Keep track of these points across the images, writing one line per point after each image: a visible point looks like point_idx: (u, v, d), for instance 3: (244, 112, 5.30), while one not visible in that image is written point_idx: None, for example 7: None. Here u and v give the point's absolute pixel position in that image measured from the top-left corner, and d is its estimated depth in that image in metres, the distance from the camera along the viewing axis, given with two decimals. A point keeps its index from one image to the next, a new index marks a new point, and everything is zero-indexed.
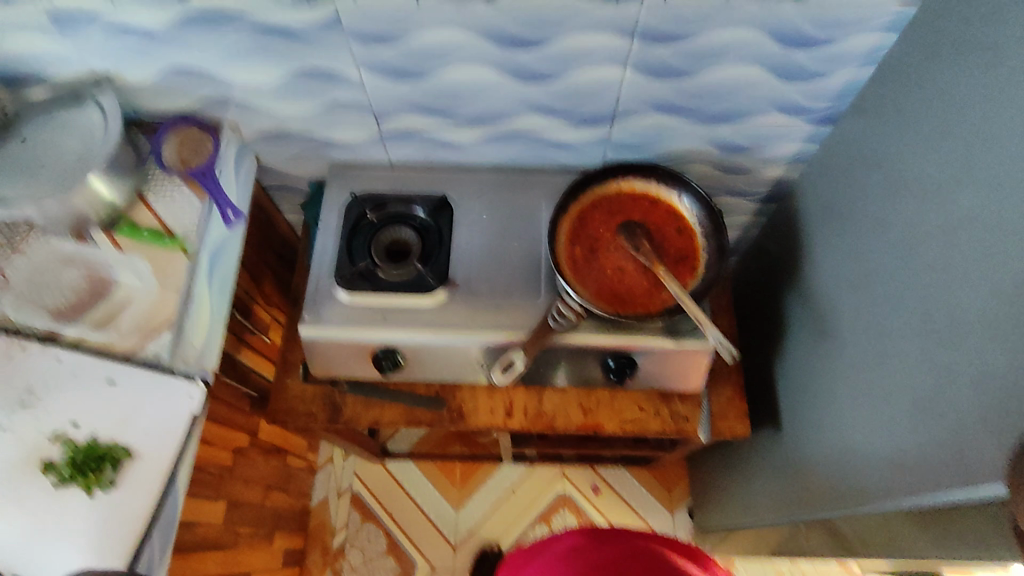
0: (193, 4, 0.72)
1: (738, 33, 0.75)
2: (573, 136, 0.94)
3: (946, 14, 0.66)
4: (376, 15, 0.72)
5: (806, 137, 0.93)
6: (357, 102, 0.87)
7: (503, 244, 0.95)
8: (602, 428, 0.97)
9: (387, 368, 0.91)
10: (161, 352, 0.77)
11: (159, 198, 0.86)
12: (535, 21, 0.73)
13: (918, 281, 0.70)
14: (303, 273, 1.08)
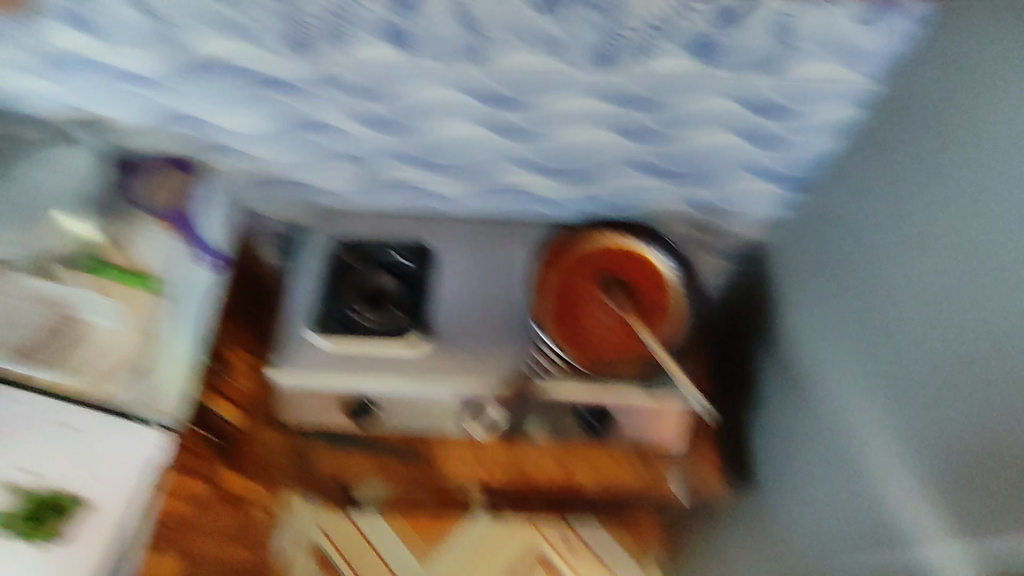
0: (187, 51, 0.73)
1: (714, 104, 0.79)
2: (555, 192, 0.97)
3: (907, 97, 0.71)
4: (369, 70, 0.74)
5: (778, 202, 0.97)
6: (345, 150, 0.88)
7: (485, 295, 0.96)
8: (580, 483, 0.96)
9: (363, 418, 0.92)
10: (132, 400, 0.79)
11: (135, 237, 0.85)
12: (522, 83, 0.76)
13: (887, 346, 0.72)
14: (279, 316, 1.06)
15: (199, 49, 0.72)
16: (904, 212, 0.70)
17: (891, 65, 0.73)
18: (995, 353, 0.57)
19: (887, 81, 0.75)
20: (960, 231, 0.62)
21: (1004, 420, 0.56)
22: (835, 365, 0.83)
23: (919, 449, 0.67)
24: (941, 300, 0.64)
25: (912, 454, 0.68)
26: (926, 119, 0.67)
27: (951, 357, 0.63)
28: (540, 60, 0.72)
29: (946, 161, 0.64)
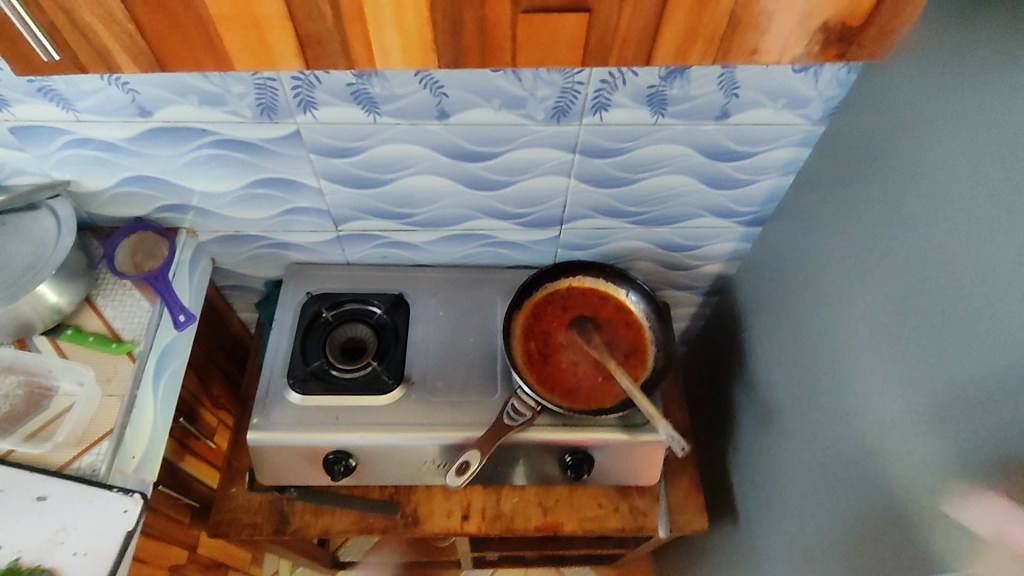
0: (157, 119, 0.75)
1: (667, 148, 0.82)
2: (524, 237, 0.99)
3: (846, 135, 0.75)
4: (333, 130, 0.77)
5: (738, 237, 1.00)
6: (316, 207, 0.91)
7: (458, 341, 0.96)
8: (561, 527, 0.95)
9: (338, 474, 0.88)
10: (97, 464, 0.73)
11: (108, 301, 0.85)
12: (482, 136, 0.79)
13: (852, 370, 0.74)
14: (254, 374, 1.06)
15: (167, 116, 0.75)
16: (856, 240, 0.73)
17: (830, 105, 0.77)
18: (946, 372, 0.59)
19: (828, 120, 0.79)
20: (906, 256, 0.64)
21: (960, 440, 0.58)
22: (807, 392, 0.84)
23: (887, 474, 0.68)
24: (894, 322, 0.66)
25: (881, 477, 0.69)
26: (866, 153, 0.71)
27: (908, 379, 0.64)
28: (497, 114, 0.76)
29: (887, 192, 0.67)
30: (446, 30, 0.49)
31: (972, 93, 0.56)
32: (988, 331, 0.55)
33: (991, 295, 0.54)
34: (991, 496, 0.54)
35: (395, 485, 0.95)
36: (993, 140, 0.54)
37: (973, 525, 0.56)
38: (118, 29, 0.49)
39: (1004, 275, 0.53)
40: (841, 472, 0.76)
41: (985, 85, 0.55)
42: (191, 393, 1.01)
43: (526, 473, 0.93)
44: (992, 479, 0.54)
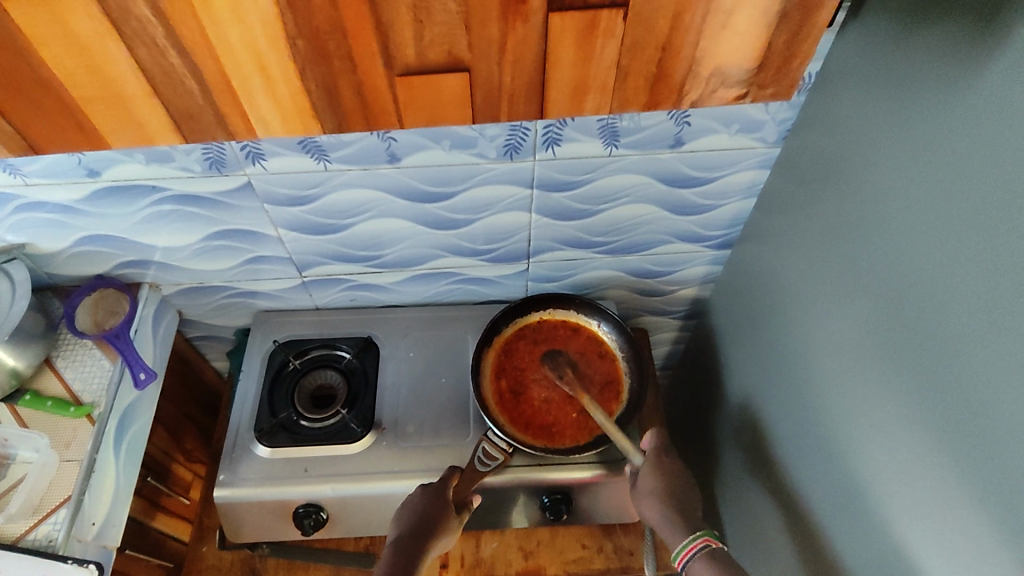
0: (107, 179, 0.74)
1: (627, 178, 0.81)
2: (493, 273, 0.98)
3: (804, 156, 0.74)
4: (286, 180, 0.76)
5: (710, 260, 0.99)
6: (278, 255, 0.89)
7: (429, 382, 0.94)
8: (544, 571, 0.92)
9: (308, 528, 0.86)
10: (53, 533, 0.71)
11: (68, 362, 0.84)
12: (437, 177, 0.78)
13: (830, 396, 0.72)
14: (225, 426, 1.04)
15: (117, 174, 0.74)
16: (823, 263, 0.71)
17: (785, 127, 0.76)
18: (925, 399, 0.57)
19: (785, 141, 0.78)
20: (874, 281, 0.63)
21: (943, 472, 0.55)
22: (788, 419, 0.82)
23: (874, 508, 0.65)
24: (871, 347, 0.64)
25: (866, 509, 0.66)
26: (825, 176, 0.70)
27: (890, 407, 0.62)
28: (449, 155, 0.75)
29: (849, 215, 0.66)
30: (323, 96, 0.47)
31: (925, 113, 0.55)
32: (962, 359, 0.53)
33: (961, 322, 0.53)
34: (979, 531, 0.52)
35: (369, 536, 0.93)
36: (951, 162, 0.53)
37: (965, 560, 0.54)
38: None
39: (966, 299, 0.52)
40: (826, 503, 0.74)
41: (939, 105, 0.54)
42: (161, 449, 0.99)
43: (504, 517, 0.90)
44: (978, 513, 0.52)
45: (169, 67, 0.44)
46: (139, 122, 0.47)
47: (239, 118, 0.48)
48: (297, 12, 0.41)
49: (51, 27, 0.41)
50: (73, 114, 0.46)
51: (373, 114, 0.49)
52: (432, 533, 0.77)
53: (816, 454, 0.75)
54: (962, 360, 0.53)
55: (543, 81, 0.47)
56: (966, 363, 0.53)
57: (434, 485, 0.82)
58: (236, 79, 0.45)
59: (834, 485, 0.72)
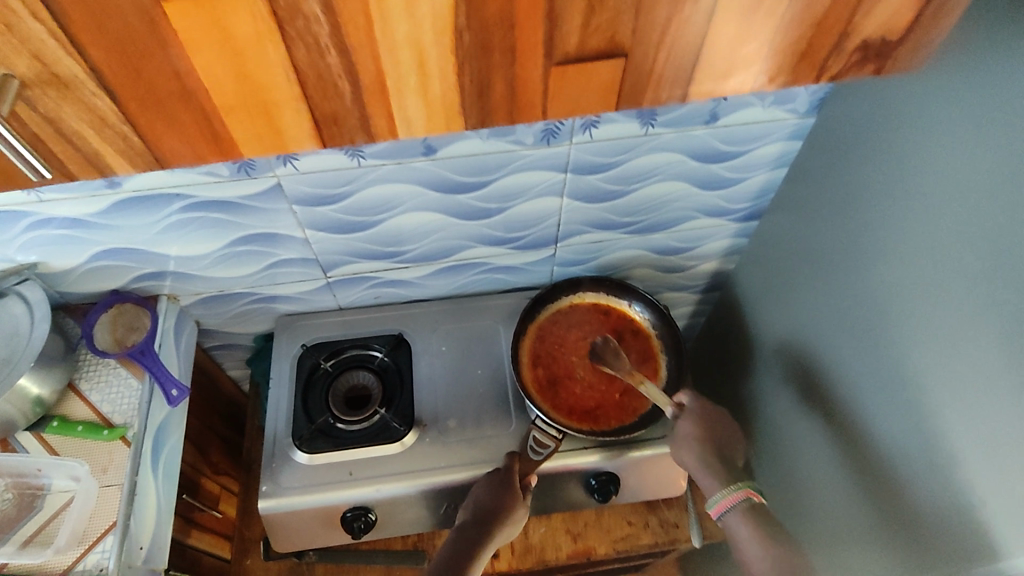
0: (126, 188, 0.71)
1: (659, 157, 0.81)
2: (520, 260, 0.97)
3: (837, 125, 0.74)
4: (315, 179, 0.73)
5: (733, 233, 1.00)
6: (303, 256, 0.86)
7: (466, 375, 0.93)
8: (594, 551, 0.93)
9: (359, 531, 0.85)
10: (103, 562, 0.68)
11: (92, 383, 0.80)
12: (470, 167, 0.76)
13: (865, 363, 0.74)
14: (254, 435, 1.01)
15: (138, 185, 0.71)
16: (858, 231, 0.72)
17: (818, 97, 0.77)
18: (969, 362, 0.59)
19: (817, 111, 0.78)
20: (914, 248, 0.64)
21: (993, 426, 0.57)
22: (821, 388, 0.83)
23: (916, 466, 0.67)
24: (909, 315, 0.66)
25: (908, 466, 0.69)
26: (859, 144, 0.70)
27: (930, 370, 0.64)
28: (485, 143, 0.73)
29: (887, 183, 0.66)
30: (473, 94, 0.46)
31: (965, 79, 0.56)
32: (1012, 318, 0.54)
33: (1005, 286, 0.54)
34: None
35: (417, 534, 0.92)
36: (996, 128, 0.54)
37: (1011, 515, 0.56)
38: (98, 121, 0.42)
39: (1014, 259, 0.53)
40: (865, 467, 0.76)
41: (980, 68, 0.54)
42: (191, 464, 0.96)
43: (553, 501, 0.91)
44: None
45: (324, 69, 0.42)
46: (278, 128, 0.46)
47: (384, 119, 0.46)
48: (472, 6, 0.39)
49: (206, 33, 0.38)
50: (213, 126, 0.45)
51: (519, 106, 0.47)
52: (497, 521, 0.80)
53: (853, 418, 0.77)
54: (1005, 323, 0.55)
55: (693, 64, 0.46)
56: (1009, 326, 0.54)
57: (500, 473, 0.83)
58: (392, 79, 0.43)
59: (876, 444, 0.74)
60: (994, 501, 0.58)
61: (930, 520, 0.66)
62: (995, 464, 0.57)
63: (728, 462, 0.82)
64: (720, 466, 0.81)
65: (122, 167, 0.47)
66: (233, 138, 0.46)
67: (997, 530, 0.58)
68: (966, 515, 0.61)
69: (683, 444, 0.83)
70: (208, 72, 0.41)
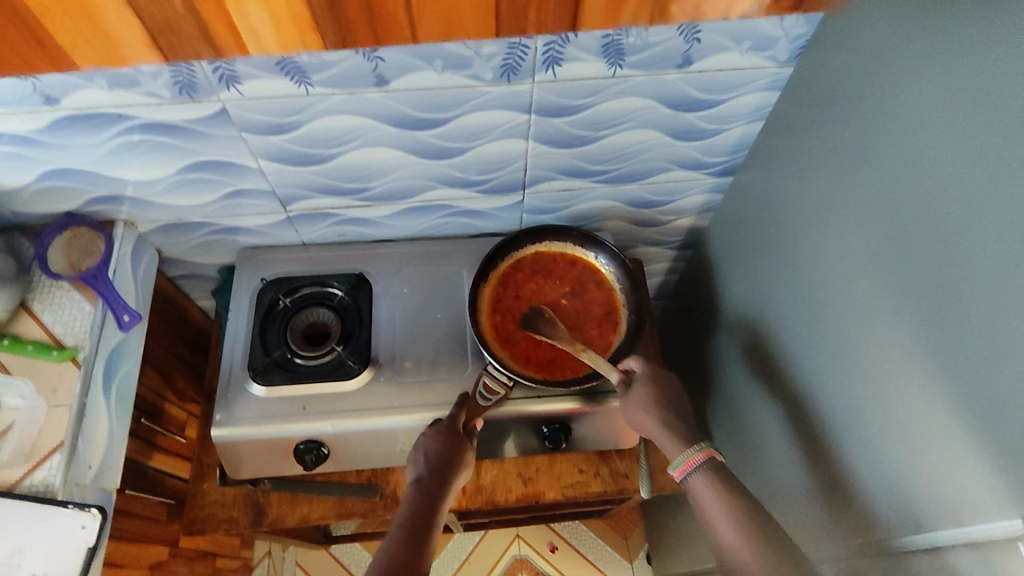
0: (64, 105, 0.68)
1: (630, 101, 0.77)
2: (487, 205, 0.94)
3: (821, 74, 0.70)
4: (264, 106, 0.70)
5: (709, 188, 0.96)
6: (261, 189, 0.85)
7: (424, 318, 0.92)
8: (543, 496, 0.95)
9: (309, 464, 0.86)
10: (50, 478, 0.70)
11: (44, 305, 0.80)
12: (428, 103, 0.73)
13: (825, 328, 0.72)
14: (215, 366, 1.02)
15: (78, 102, 0.68)
16: (830, 190, 0.69)
17: (799, 46, 0.72)
18: (930, 332, 0.57)
19: (798, 60, 0.74)
20: (886, 210, 0.61)
21: (949, 395, 0.55)
22: (779, 350, 0.82)
23: (867, 433, 0.66)
24: (876, 279, 0.63)
25: (858, 433, 0.68)
26: (838, 98, 0.67)
27: (893, 333, 0.62)
28: (441, 77, 0.70)
29: (864, 139, 0.63)
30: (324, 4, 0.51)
31: (962, 24, 0.51)
32: (982, 282, 0.51)
33: (974, 255, 0.52)
34: (972, 459, 0.53)
35: (371, 469, 0.94)
36: (991, 77, 0.49)
37: (953, 487, 0.56)
38: None
39: (990, 221, 0.50)
40: (817, 432, 0.75)
41: (977, 19, 0.50)
42: (153, 390, 0.98)
43: (506, 447, 0.91)
44: (971, 442, 0.53)
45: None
46: (107, 32, 0.51)
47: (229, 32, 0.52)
48: None
49: None
50: (37, 25, 0.50)
51: (381, 23, 0.53)
52: (452, 472, 0.79)
53: (806, 381, 0.76)
54: (971, 291, 0.53)
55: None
56: (976, 297, 0.52)
57: (442, 425, 0.82)
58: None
59: (827, 408, 0.73)
60: (938, 471, 0.57)
61: (873, 486, 0.65)
62: (941, 436, 0.57)
63: (688, 424, 0.82)
64: (681, 428, 0.81)
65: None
66: (64, 41, 0.51)
67: (938, 499, 0.57)
68: (909, 484, 0.61)
69: (638, 409, 0.82)
70: None
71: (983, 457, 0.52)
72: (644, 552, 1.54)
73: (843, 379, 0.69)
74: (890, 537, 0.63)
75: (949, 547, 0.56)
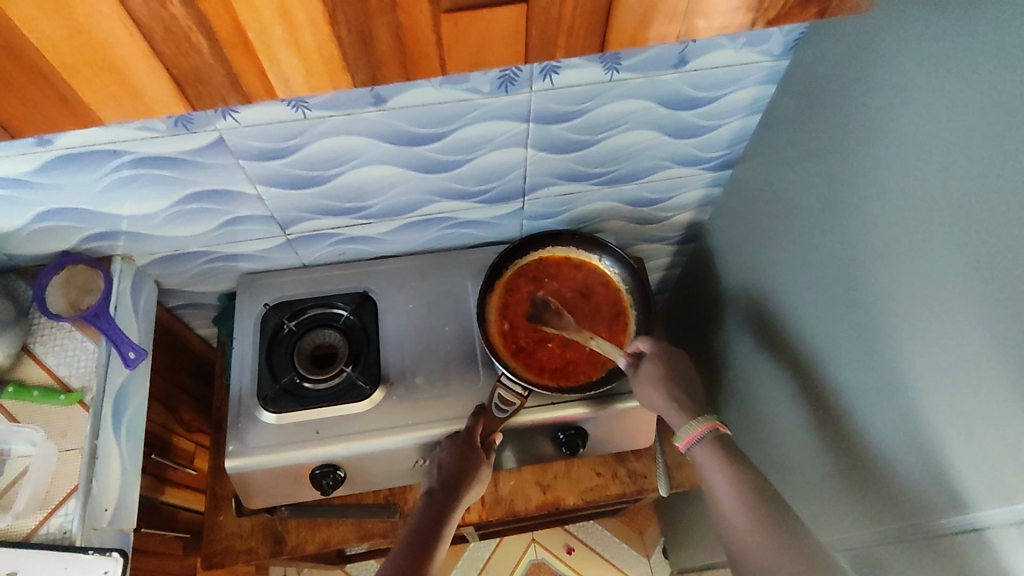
0: (56, 145, 0.67)
1: (627, 103, 0.77)
2: (488, 214, 0.94)
3: (818, 65, 0.70)
4: (261, 132, 0.70)
5: (707, 183, 0.96)
6: (259, 214, 0.83)
7: (432, 332, 0.92)
8: (563, 502, 0.94)
9: (327, 488, 0.85)
10: (67, 525, 0.69)
11: (46, 348, 0.78)
12: (426, 118, 0.73)
13: (835, 317, 0.73)
14: (222, 395, 1.01)
15: (71, 141, 0.67)
16: (833, 179, 0.69)
17: (793, 38, 0.73)
18: (942, 318, 0.58)
19: (792, 52, 0.74)
20: (892, 199, 0.61)
21: (969, 378, 0.56)
22: (791, 341, 0.83)
23: (886, 419, 0.66)
24: (885, 267, 0.64)
25: (876, 419, 0.68)
26: (836, 88, 0.67)
27: (906, 319, 0.62)
28: (439, 92, 0.69)
29: (865, 129, 0.63)
30: (355, 43, 0.48)
31: (956, 11, 0.52)
32: (998, 265, 0.51)
33: (983, 240, 0.52)
34: (993, 442, 0.54)
35: (388, 488, 0.93)
36: (988, 63, 0.50)
37: (976, 471, 0.56)
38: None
39: (999, 204, 0.51)
40: (834, 419, 0.76)
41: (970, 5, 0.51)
42: (160, 424, 0.97)
43: (522, 455, 0.91)
44: (994, 424, 0.54)
45: (168, 20, 0.44)
46: (137, 91, 0.49)
47: (256, 76, 0.49)
48: None
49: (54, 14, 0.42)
50: (55, 86, 0.47)
51: (411, 56, 0.50)
52: (465, 484, 0.79)
53: (820, 370, 0.77)
54: (978, 276, 0.53)
55: (608, 10, 0.49)
56: (986, 283, 0.53)
57: (459, 437, 0.82)
58: (254, 28, 0.46)
59: (844, 396, 0.73)
60: (959, 455, 0.58)
61: (895, 471, 0.66)
62: (961, 419, 0.57)
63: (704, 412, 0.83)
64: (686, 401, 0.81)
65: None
66: (85, 101, 0.49)
67: (961, 482, 0.58)
68: (931, 467, 0.61)
69: (648, 384, 0.81)
70: (42, 35, 0.43)
71: (1005, 439, 0.53)
72: (659, 547, 1.54)
73: (858, 366, 0.70)
74: (915, 523, 0.64)
75: (973, 529, 0.57)
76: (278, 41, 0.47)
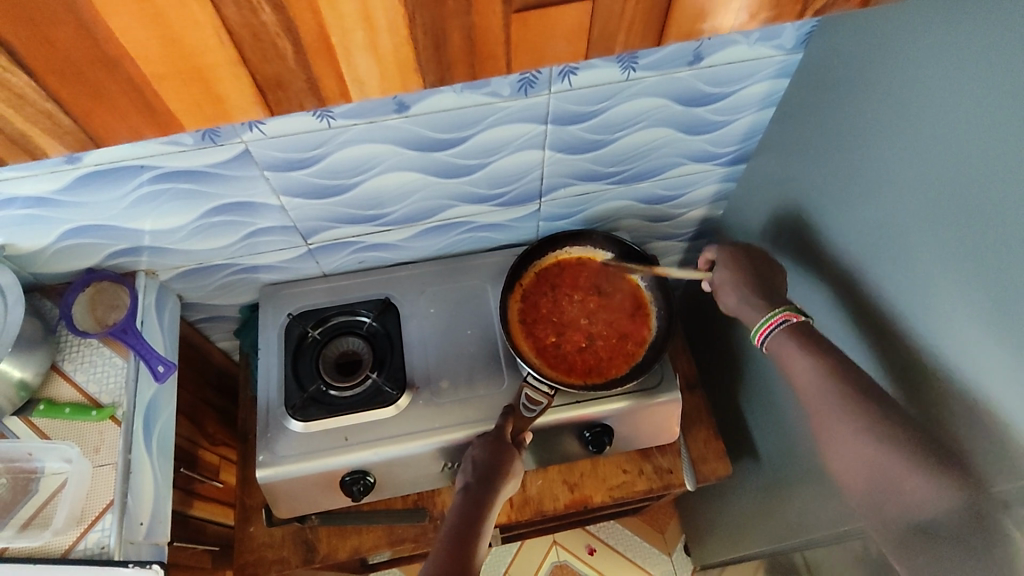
0: (85, 162, 0.68)
1: (642, 103, 0.78)
2: (505, 216, 0.95)
3: (831, 58, 0.71)
4: (285, 142, 0.71)
5: (720, 178, 0.98)
6: (282, 225, 0.84)
7: (455, 335, 0.92)
8: (591, 500, 0.95)
9: (358, 494, 0.85)
10: (104, 539, 0.69)
11: (76, 365, 0.79)
12: (446, 122, 0.73)
13: (852, 307, 0.73)
14: (247, 406, 1.01)
15: (100, 158, 0.68)
16: (848, 168, 0.70)
17: (805, 32, 0.74)
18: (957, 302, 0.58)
19: (804, 46, 0.76)
20: (907, 186, 0.62)
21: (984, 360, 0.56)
22: None
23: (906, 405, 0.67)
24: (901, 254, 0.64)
25: None
26: (849, 79, 0.68)
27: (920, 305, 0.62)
28: (459, 98, 0.70)
29: (880, 118, 0.64)
30: (428, 45, 0.48)
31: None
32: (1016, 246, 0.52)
33: (997, 225, 0.53)
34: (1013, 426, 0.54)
35: (417, 492, 0.93)
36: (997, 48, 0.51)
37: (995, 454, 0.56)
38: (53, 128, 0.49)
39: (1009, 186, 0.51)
40: None
41: None
42: (187, 437, 0.97)
43: (550, 454, 0.91)
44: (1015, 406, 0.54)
45: (258, 27, 0.44)
46: (219, 96, 0.48)
47: (333, 80, 0.50)
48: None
49: (138, 13, 0.41)
50: (144, 96, 0.47)
51: (479, 57, 0.50)
52: (500, 476, 0.79)
53: None
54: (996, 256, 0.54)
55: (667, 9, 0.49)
56: (1003, 266, 0.53)
57: (490, 435, 0.82)
58: (337, 34, 0.46)
59: None
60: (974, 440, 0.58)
61: None
62: (974, 401, 0.57)
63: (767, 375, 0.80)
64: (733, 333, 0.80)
65: (55, 146, 0.50)
66: (170, 110, 0.48)
67: None
68: None
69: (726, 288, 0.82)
70: (135, 42, 0.43)
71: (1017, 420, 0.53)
72: (681, 544, 1.54)
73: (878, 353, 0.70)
74: None
75: None
76: (356, 48, 0.47)
